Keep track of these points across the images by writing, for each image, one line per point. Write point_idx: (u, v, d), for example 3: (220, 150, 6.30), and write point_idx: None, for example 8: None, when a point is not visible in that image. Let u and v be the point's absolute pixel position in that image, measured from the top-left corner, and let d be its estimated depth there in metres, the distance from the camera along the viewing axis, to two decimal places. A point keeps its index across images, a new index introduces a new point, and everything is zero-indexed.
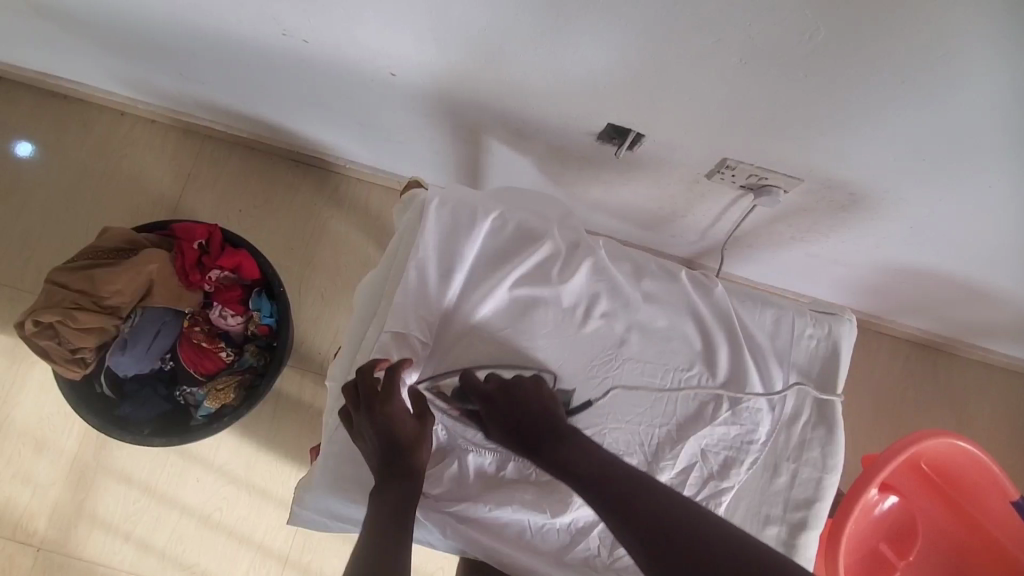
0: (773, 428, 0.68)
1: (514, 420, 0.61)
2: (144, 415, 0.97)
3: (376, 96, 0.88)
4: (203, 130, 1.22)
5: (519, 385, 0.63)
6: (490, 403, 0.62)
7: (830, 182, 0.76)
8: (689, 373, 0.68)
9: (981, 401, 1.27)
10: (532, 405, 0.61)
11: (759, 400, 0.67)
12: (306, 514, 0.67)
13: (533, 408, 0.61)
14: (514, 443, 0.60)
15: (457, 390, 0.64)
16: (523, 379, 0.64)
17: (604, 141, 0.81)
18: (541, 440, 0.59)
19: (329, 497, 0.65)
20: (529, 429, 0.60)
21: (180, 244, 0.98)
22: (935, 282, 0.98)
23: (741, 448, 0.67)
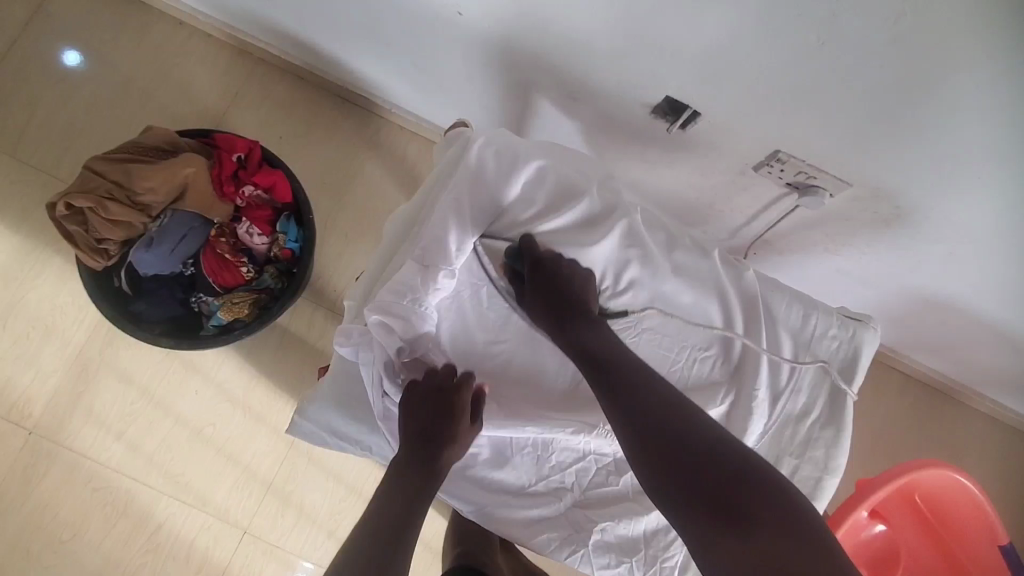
0: (778, 422, 0.66)
1: (553, 290, 0.63)
2: (157, 315, 0.98)
3: (437, 35, 0.88)
4: (257, 52, 1.22)
5: (575, 267, 0.64)
6: (540, 269, 0.63)
7: (878, 191, 0.75)
8: (705, 354, 0.68)
9: (981, 452, 1.26)
10: (576, 287, 0.63)
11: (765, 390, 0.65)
12: (306, 425, 0.67)
13: (574, 291, 0.63)
14: (544, 313, 0.64)
15: (512, 252, 0.66)
16: (576, 266, 0.64)
17: (657, 115, 0.81)
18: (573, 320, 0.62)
19: (333, 410, 0.66)
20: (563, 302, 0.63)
21: (219, 154, 0.98)
22: (960, 318, 0.97)
23: (743, 435, 0.65)
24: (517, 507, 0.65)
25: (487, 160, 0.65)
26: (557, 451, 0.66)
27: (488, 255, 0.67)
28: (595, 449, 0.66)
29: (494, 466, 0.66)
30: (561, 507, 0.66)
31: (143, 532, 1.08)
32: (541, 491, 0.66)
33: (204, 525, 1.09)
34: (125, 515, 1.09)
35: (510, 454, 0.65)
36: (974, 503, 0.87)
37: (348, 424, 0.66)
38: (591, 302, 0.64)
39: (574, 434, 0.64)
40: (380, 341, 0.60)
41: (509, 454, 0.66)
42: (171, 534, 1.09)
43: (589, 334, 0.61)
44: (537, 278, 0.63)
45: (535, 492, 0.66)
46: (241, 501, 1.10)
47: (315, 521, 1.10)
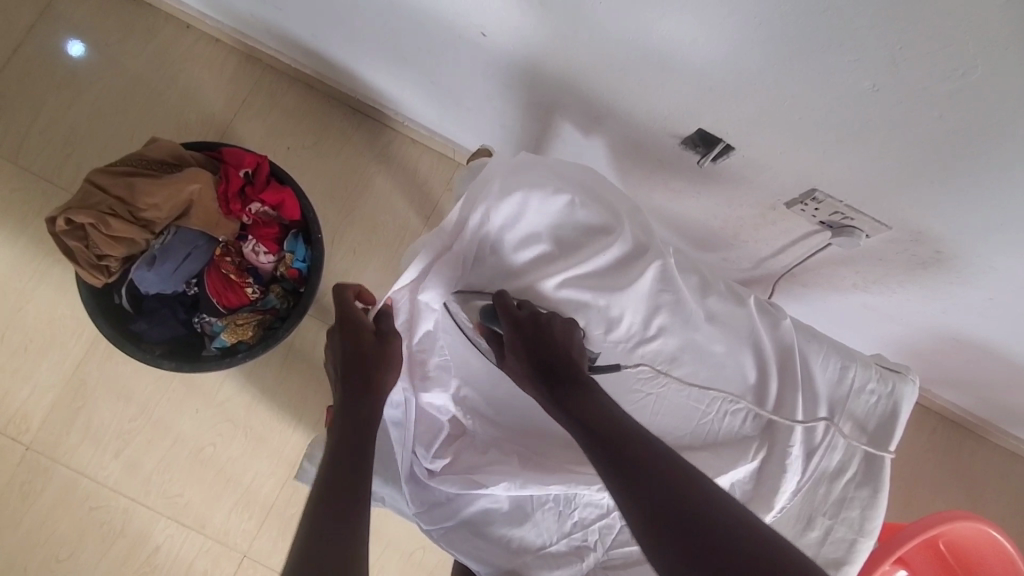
0: (812, 480, 0.63)
1: (534, 358, 0.58)
2: (158, 335, 0.94)
3: (459, 54, 0.84)
4: (267, 59, 1.18)
5: (551, 322, 0.59)
6: (518, 329, 0.58)
7: (919, 235, 0.72)
8: (737, 407, 0.64)
9: (999, 490, 1.23)
10: (556, 346, 0.58)
11: (799, 446, 0.62)
12: None
13: (558, 352, 0.58)
14: (532, 376, 0.58)
15: (487, 310, 0.61)
16: (555, 319, 0.60)
17: (687, 147, 0.77)
18: (561, 378, 0.56)
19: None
20: (552, 365, 0.57)
21: (226, 169, 0.94)
22: (991, 360, 0.93)
23: (776, 495, 0.61)
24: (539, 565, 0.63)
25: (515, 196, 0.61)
26: (577, 506, 0.63)
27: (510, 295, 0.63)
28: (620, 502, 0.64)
29: (513, 522, 0.63)
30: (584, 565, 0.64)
31: (140, 554, 1.06)
32: (560, 550, 0.64)
33: (202, 548, 1.06)
34: (122, 536, 1.06)
35: (530, 510, 0.63)
36: (1002, 555, 0.83)
37: None
38: (580, 366, 0.58)
39: (597, 491, 0.62)
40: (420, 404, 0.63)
41: (530, 508, 0.63)
42: (169, 556, 1.06)
43: (574, 390, 0.55)
44: (519, 340, 0.58)
45: (554, 550, 0.63)
46: (241, 525, 1.07)
47: None
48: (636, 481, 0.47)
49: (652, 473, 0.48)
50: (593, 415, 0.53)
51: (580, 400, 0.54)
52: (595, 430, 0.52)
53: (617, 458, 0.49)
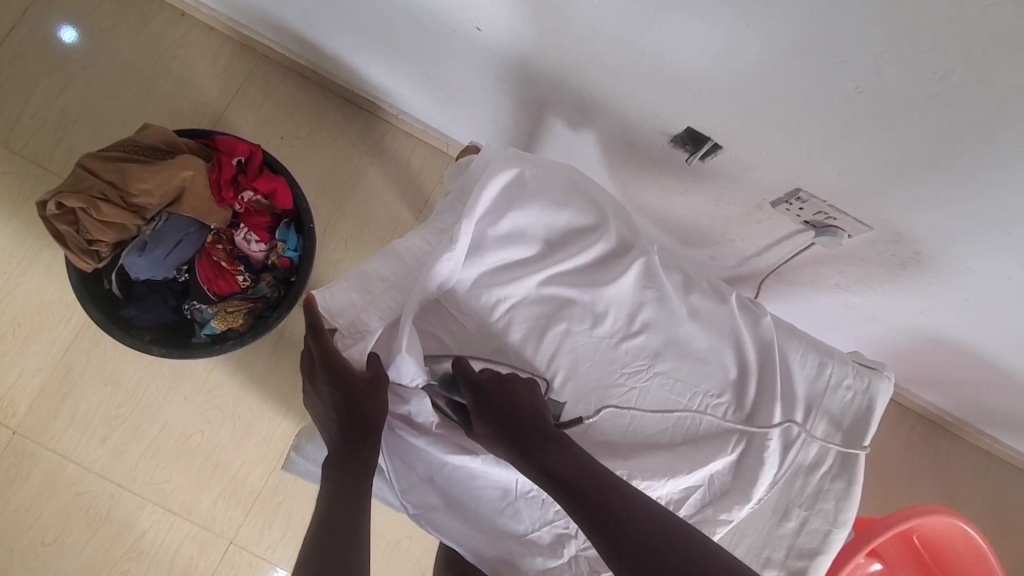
0: (788, 473, 0.65)
1: (501, 421, 0.58)
2: (148, 322, 0.94)
3: (453, 48, 0.85)
4: (261, 49, 1.18)
5: (512, 381, 0.61)
6: (481, 394, 0.60)
7: (899, 236, 0.73)
8: (718, 401, 0.65)
9: (974, 488, 1.26)
10: (518, 406, 0.60)
11: (777, 439, 0.63)
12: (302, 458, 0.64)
13: (523, 412, 0.59)
14: (496, 441, 0.59)
15: (445, 377, 0.62)
16: (517, 378, 0.62)
17: (676, 145, 0.78)
18: (529, 436, 0.58)
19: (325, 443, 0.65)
20: (519, 426, 0.58)
21: (219, 157, 0.94)
22: (968, 361, 0.96)
23: (754, 487, 0.63)
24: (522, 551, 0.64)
25: (503, 189, 0.62)
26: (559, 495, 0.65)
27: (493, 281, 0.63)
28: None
29: (497, 510, 0.64)
30: (566, 553, 0.64)
31: (125, 540, 1.06)
32: (543, 538, 0.65)
33: (188, 534, 1.06)
34: (108, 522, 1.06)
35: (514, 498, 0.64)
36: (974, 549, 0.85)
37: None
38: (545, 418, 0.60)
39: None
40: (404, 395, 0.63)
41: (515, 497, 0.64)
42: (154, 543, 1.06)
43: (543, 446, 0.57)
44: (482, 406, 0.59)
45: (538, 538, 0.64)
46: (227, 512, 1.07)
47: (303, 532, 1.08)
48: (618, 536, 0.51)
49: (630, 528, 0.51)
50: (565, 470, 0.56)
51: (552, 453, 0.57)
52: (569, 485, 0.55)
53: (597, 514, 0.52)
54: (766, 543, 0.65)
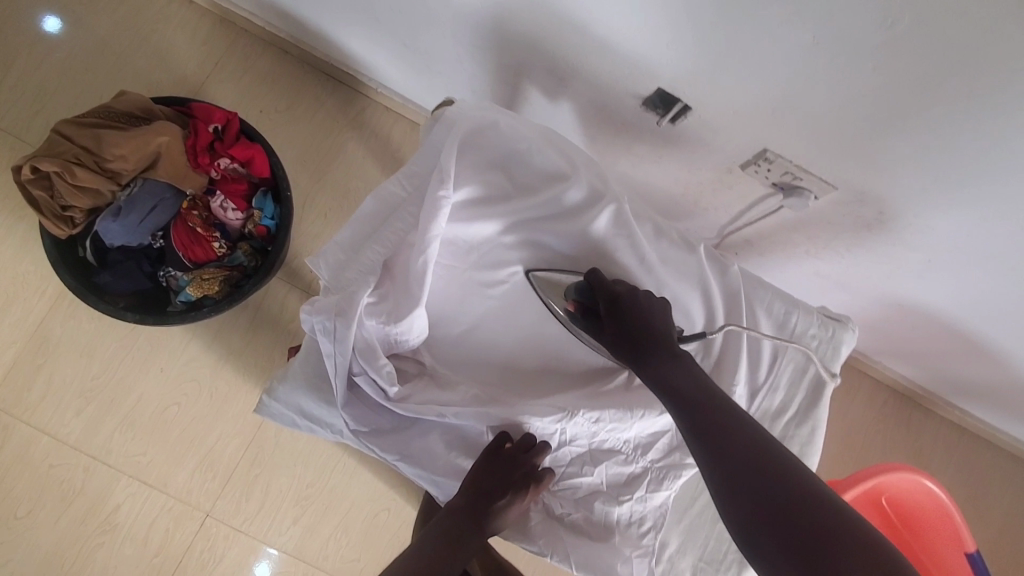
0: (754, 416, 0.66)
1: (630, 321, 0.60)
2: (122, 289, 0.93)
3: (428, 12, 0.85)
4: (240, 22, 1.18)
5: (648, 297, 0.61)
6: (616, 303, 0.61)
7: (863, 195, 0.75)
8: (685, 349, 0.67)
9: (945, 459, 1.29)
10: (648, 317, 0.60)
11: (742, 384, 0.65)
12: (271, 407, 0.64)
13: (645, 321, 0.60)
14: (620, 351, 0.61)
15: (573, 287, 0.64)
16: (652, 295, 0.62)
17: (648, 108, 0.80)
18: (655, 346, 0.59)
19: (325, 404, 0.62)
20: (644, 341, 0.59)
21: (196, 124, 0.94)
22: (935, 327, 0.98)
23: None
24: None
25: (474, 138, 0.63)
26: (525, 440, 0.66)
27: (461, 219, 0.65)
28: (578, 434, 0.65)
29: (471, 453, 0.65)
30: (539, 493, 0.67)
31: (100, 512, 1.05)
32: None
33: (164, 507, 1.06)
34: (82, 495, 1.05)
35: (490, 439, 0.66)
36: (938, 506, 0.89)
37: (317, 405, 0.61)
38: (675, 338, 0.60)
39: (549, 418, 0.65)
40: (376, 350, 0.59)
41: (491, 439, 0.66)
42: (129, 515, 1.05)
43: (670, 362, 0.58)
44: (612, 310, 0.61)
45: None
46: (204, 484, 1.07)
47: (281, 506, 1.08)
48: (698, 420, 0.53)
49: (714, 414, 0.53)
50: (679, 382, 0.56)
51: (664, 364, 0.58)
52: (683, 398, 0.55)
53: (685, 399, 0.55)
54: None
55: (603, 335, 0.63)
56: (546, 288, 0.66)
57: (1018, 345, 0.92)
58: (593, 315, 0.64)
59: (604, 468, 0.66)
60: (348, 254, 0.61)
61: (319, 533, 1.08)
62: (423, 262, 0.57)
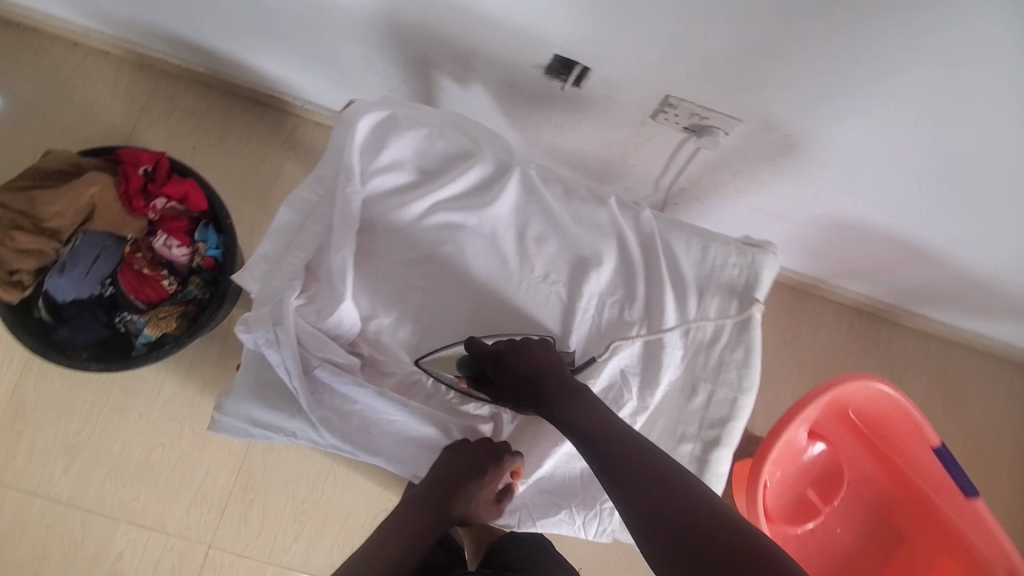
0: (690, 345, 0.69)
1: (522, 372, 0.61)
2: (82, 341, 0.95)
3: (326, 21, 0.87)
4: (159, 64, 1.19)
5: (528, 344, 0.63)
6: (501, 360, 0.61)
7: (767, 122, 0.78)
8: (611, 298, 0.69)
9: (916, 367, 1.32)
10: (532, 363, 0.61)
11: (670, 319, 0.68)
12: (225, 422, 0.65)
13: (536, 368, 0.61)
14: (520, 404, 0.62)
15: (462, 361, 0.64)
16: (530, 341, 0.64)
17: (551, 76, 0.82)
18: (551, 396, 0.59)
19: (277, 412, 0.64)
20: (535, 388, 0.60)
21: (124, 169, 0.96)
22: (873, 239, 1.01)
23: (656, 368, 0.68)
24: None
25: (375, 132, 0.65)
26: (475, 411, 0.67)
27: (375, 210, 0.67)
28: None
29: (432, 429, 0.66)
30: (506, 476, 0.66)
31: (105, 562, 1.07)
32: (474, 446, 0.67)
33: (167, 546, 1.08)
34: (84, 549, 1.06)
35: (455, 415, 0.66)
36: (903, 413, 0.91)
37: (271, 413, 0.61)
38: (566, 376, 0.61)
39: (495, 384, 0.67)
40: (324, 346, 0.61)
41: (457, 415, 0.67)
42: (134, 560, 1.07)
43: (569, 399, 0.59)
44: (501, 372, 0.62)
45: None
46: (202, 517, 1.09)
47: (280, 524, 1.10)
48: (605, 452, 0.53)
49: (619, 446, 0.53)
50: (604, 430, 0.55)
51: (584, 412, 0.57)
52: (597, 440, 0.54)
53: (588, 432, 0.55)
54: (679, 420, 0.69)
55: (503, 397, 0.63)
56: (438, 367, 0.65)
57: (950, 241, 0.95)
58: (486, 381, 0.64)
59: (570, 436, 0.65)
60: (273, 263, 0.63)
61: (322, 544, 1.10)
62: (341, 257, 0.60)
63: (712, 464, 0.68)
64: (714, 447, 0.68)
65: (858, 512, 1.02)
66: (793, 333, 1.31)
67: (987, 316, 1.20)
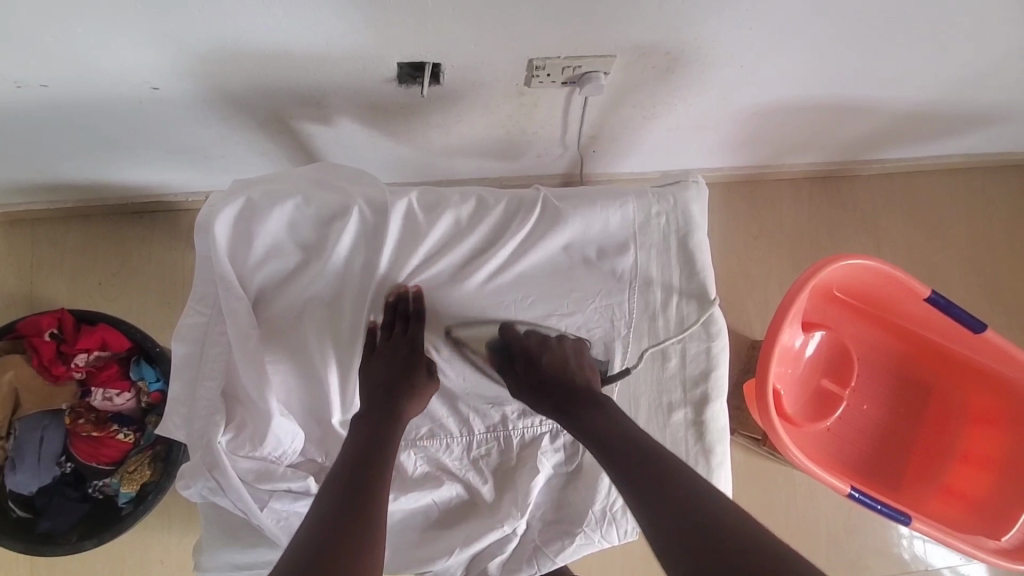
0: (640, 307, 0.67)
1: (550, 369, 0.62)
2: (67, 524, 0.90)
3: (159, 116, 0.79)
4: (28, 215, 1.11)
5: (554, 343, 0.64)
6: (532, 357, 0.63)
7: (641, 46, 0.72)
8: (539, 299, 0.66)
9: (887, 211, 1.29)
10: (569, 365, 0.63)
11: (604, 298, 0.67)
12: (210, 574, 0.61)
13: (564, 370, 0.62)
14: (542, 400, 0.61)
15: (494, 341, 0.65)
16: (562, 340, 0.65)
17: (407, 84, 0.75)
18: (577, 399, 0.60)
19: (259, 546, 0.60)
20: (565, 389, 0.61)
21: (31, 342, 0.90)
22: (801, 111, 0.95)
23: (606, 348, 0.67)
24: (457, 552, 0.63)
25: (237, 227, 0.60)
26: (449, 464, 0.66)
27: (272, 307, 0.61)
28: (483, 429, 0.67)
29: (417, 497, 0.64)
30: (508, 529, 0.64)
31: None
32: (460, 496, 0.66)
33: None
34: None
35: (436, 482, 0.65)
36: (885, 278, 0.87)
37: (247, 552, 0.60)
38: (591, 385, 0.61)
39: (456, 429, 0.66)
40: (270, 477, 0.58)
41: (440, 477, 0.66)
42: None
43: (591, 409, 0.58)
44: (529, 364, 0.63)
45: (465, 517, 0.65)
46: None
47: None
48: (642, 469, 0.51)
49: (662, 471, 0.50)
50: (618, 450, 0.53)
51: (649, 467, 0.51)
52: (622, 452, 0.53)
53: (624, 444, 0.54)
54: (662, 389, 0.67)
55: (522, 377, 0.63)
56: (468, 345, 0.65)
57: (874, 88, 0.90)
58: (509, 367, 0.64)
59: (545, 457, 0.66)
60: (193, 403, 0.59)
61: None
62: (252, 375, 0.56)
63: (710, 423, 0.66)
64: (705, 405, 0.66)
65: (876, 382, 1.00)
66: (759, 228, 1.26)
67: (938, 139, 1.16)
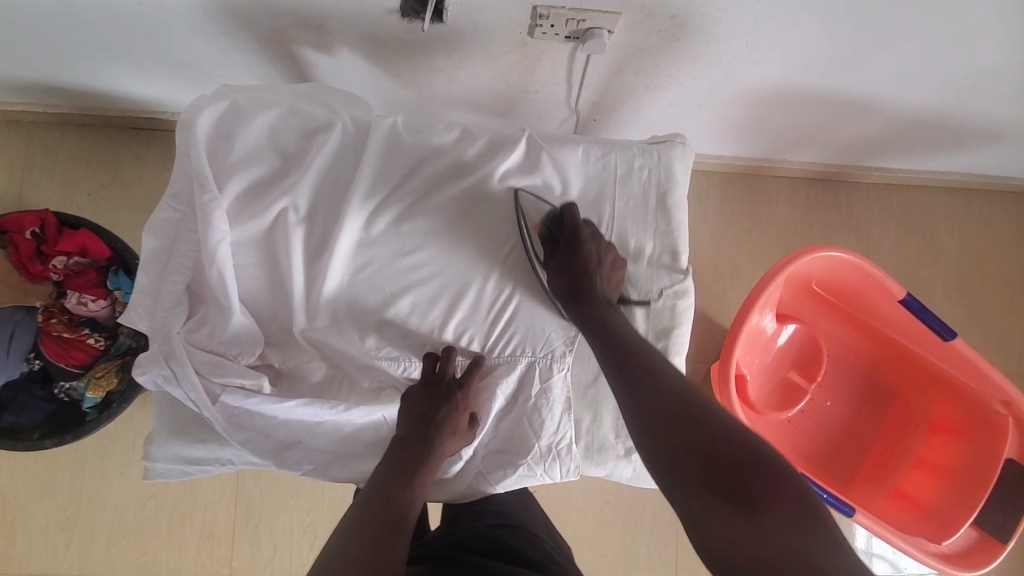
0: None
1: (584, 258, 0.64)
2: (31, 420, 0.92)
3: (159, 22, 0.79)
4: (23, 117, 1.10)
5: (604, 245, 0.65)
6: (576, 239, 0.65)
7: (646, 6, 0.71)
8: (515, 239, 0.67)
9: (880, 220, 1.29)
10: (598, 270, 0.64)
11: None
12: (157, 468, 0.63)
13: (598, 266, 0.64)
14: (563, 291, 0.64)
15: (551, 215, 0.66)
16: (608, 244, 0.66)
17: (410, 18, 0.74)
18: (589, 294, 0.63)
19: (208, 444, 0.61)
20: (584, 282, 0.63)
21: (11, 237, 0.90)
22: (805, 101, 0.95)
23: None
24: None
25: (221, 128, 0.60)
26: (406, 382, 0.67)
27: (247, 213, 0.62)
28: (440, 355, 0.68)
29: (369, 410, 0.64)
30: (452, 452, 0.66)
31: None
32: None
33: None
34: None
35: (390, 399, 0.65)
36: (861, 272, 0.87)
37: (196, 448, 0.62)
38: (608, 288, 0.64)
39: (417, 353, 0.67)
40: (222, 374, 0.59)
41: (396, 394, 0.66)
42: None
43: (601, 309, 0.62)
44: (569, 248, 0.65)
45: None
46: (213, 555, 1.08)
47: (292, 541, 1.09)
48: (643, 379, 0.56)
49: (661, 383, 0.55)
50: (621, 357, 0.58)
51: (668, 394, 0.54)
52: (626, 358, 0.58)
53: (624, 355, 0.59)
54: None
55: (560, 257, 0.65)
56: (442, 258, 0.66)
57: (880, 85, 0.90)
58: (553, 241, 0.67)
59: (501, 390, 0.67)
60: (157, 298, 0.59)
61: None
62: (218, 272, 0.58)
63: None
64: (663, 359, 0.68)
65: (846, 381, 1.01)
66: (751, 222, 1.26)
67: (940, 152, 1.16)
